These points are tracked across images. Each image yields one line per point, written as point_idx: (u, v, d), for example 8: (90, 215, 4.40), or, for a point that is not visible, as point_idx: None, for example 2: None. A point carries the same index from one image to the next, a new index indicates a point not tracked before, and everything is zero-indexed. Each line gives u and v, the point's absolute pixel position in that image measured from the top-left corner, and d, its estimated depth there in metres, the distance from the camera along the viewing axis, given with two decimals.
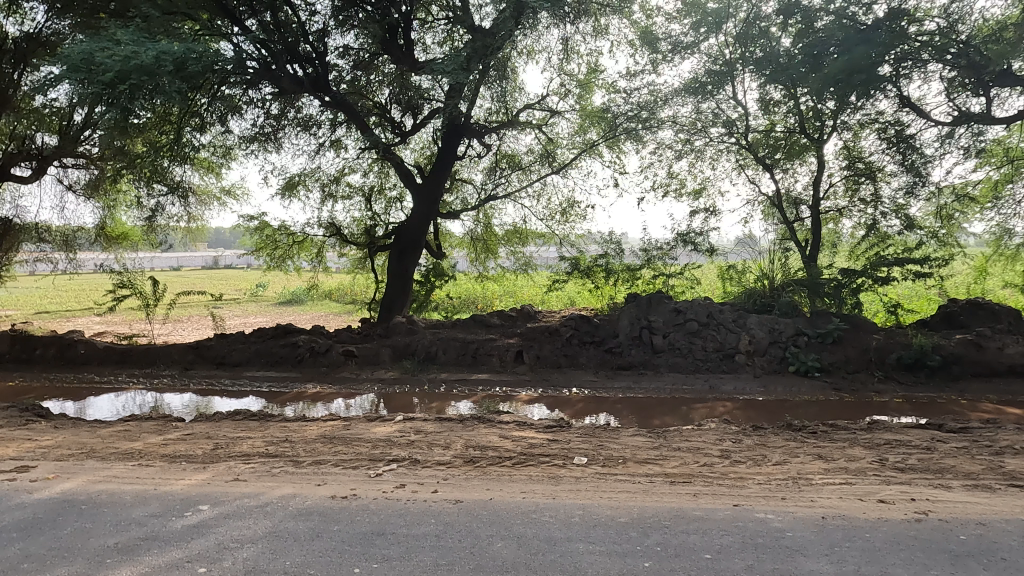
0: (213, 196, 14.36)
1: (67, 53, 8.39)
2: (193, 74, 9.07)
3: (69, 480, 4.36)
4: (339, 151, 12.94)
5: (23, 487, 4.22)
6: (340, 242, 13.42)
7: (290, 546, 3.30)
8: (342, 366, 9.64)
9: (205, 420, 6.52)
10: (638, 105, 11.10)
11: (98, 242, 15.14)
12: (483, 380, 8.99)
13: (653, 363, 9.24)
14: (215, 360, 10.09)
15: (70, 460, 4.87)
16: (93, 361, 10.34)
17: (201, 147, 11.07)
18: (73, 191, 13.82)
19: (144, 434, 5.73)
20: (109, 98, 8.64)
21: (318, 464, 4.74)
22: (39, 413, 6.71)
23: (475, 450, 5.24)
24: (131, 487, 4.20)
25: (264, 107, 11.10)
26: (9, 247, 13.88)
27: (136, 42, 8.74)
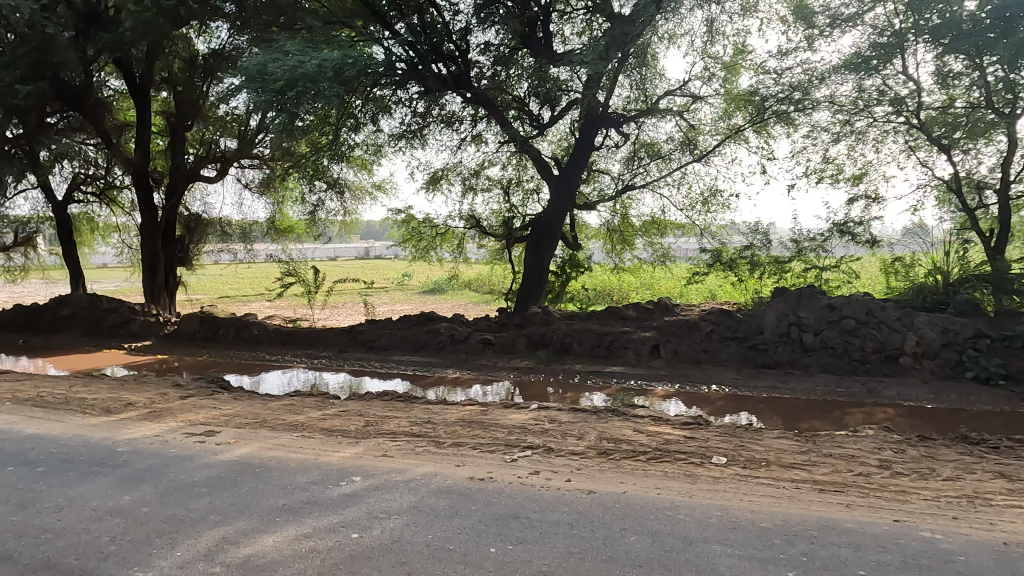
0: (365, 191, 15.43)
1: (246, 66, 9.41)
2: (350, 79, 9.75)
3: (246, 446, 4.93)
4: (479, 145, 13.39)
5: (210, 448, 4.85)
6: (480, 234, 13.92)
7: (431, 521, 3.50)
8: (481, 354, 10.00)
9: (358, 398, 7.07)
10: (789, 86, 10.32)
11: (269, 235, 16.90)
12: (618, 373, 8.91)
13: (802, 363, 8.63)
14: (366, 344, 10.87)
15: (246, 428, 5.50)
16: (264, 341, 11.56)
17: (355, 145, 11.91)
18: (249, 189, 15.53)
19: (307, 408, 6.34)
20: (278, 105, 9.40)
21: (457, 446, 4.97)
22: (221, 385, 7.64)
23: (609, 442, 5.23)
24: (296, 456, 4.67)
25: (411, 106, 11.76)
26: (199, 239, 16.04)
27: (302, 52, 9.60)
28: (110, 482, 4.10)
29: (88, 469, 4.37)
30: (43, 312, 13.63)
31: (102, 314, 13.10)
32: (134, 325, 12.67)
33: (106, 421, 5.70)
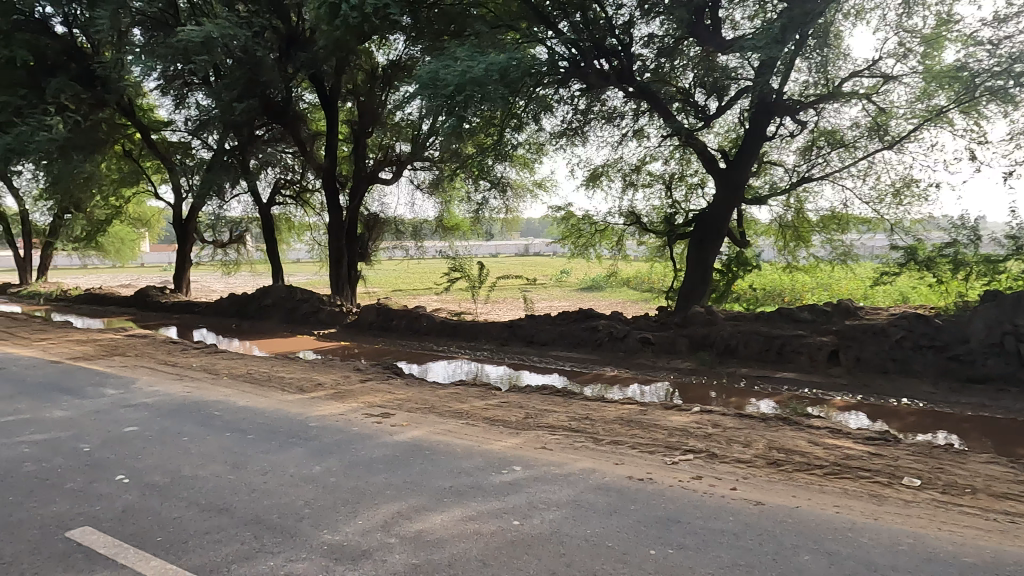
0: (526, 189, 15.81)
1: (420, 74, 10.04)
2: (514, 81, 10.01)
3: (416, 429, 5.29)
4: (641, 140, 13.14)
5: (386, 429, 5.26)
6: (640, 231, 13.69)
7: (589, 516, 3.50)
8: (640, 353, 9.81)
9: (519, 390, 7.28)
10: (1008, 58, 8.88)
11: (437, 232, 17.98)
12: (789, 379, 8.29)
13: (1019, 379, 7.43)
14: (526, 338, 11.14)
15: (417, 412, 5.90)
16: (432, 332, 12.30)
17: (518, 145, 12.24)
18: (420, 189, 16.60)
19: (471, 398, 6.64)
20: (448, 109, 9.93)
21: (615, 444, 4.93)
22: (395, 371, 8.26)
23: (779, 452, 4.88)
24: (461, 442, 4.91)
25: (573, 104, 11.83)
26: (377, 237, 17.48)
27: (470, 57, 10.02)
28: (304, 452, 4.61)
29: (286, 439, 4.94)
30: (251, 301, 15.64)
31: (296, 303, 14.73)
32: (322, 314, 14.09)
33: (300, 399, 6.41)
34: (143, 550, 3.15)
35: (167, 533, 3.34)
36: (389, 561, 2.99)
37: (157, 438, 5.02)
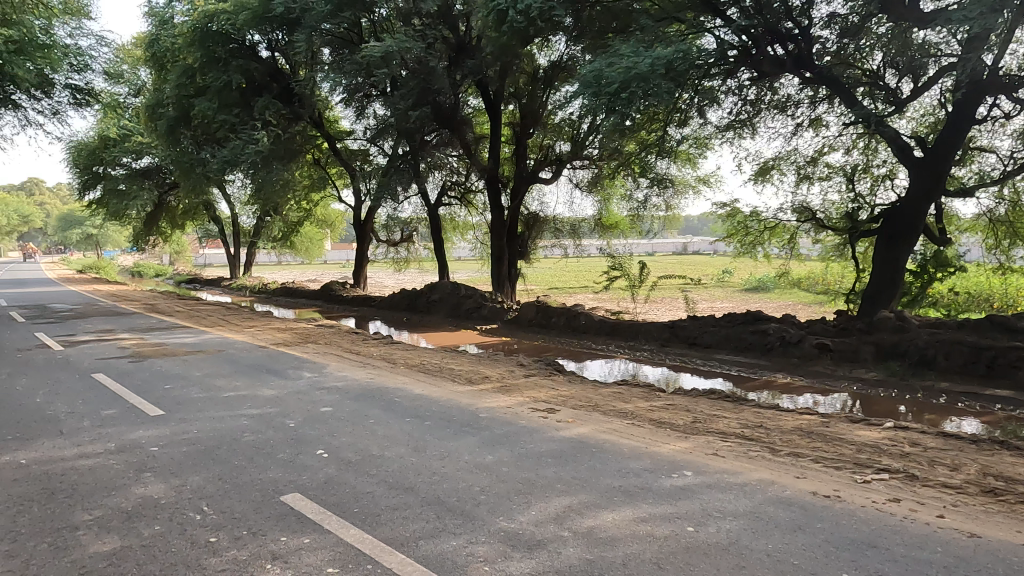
0: (689, 185, 15.28)
1: (584, 73, 10.08)
2: (681, 74, 9.67)
3: (582, 426, 5.33)
4: (818, 129, 12.16)
5: (552, 424, 5.36)
6: (815, 228, 12.69)
7: (770, 529, 3.32)
8: (816, 360, 9.07)
9: (684, 393, 7.06)
10: None
11: (596, 231, 18.11)
12: (1004, 397, 7.22)
13: None
14: (688, 340, 10.78)
15: (582, 410, 5.94)
16: (591, 330, 12.31)
17: (681, 140, 11.86)
18: (579, 188, 16.69)
19: (635, 398, 6.56)
20: (611, 106, 9.85)
21: (795, 456, 4.61)
22: (556, 368, 8.39)
23: (997, 480, 4.26)
24: (628, 442, 4.87)
25: (742, 94, 11.22)
26: (536, 235, 17.90)
27: (636, 53, 9.85)
28: (476, 441, 4.85)
29: (460, 428, 5.23)
30: (420, 296, 16.69)
31: (460, 299, 15.47)
32: (484, 310, 14.66)
33: (469, 390, 6.74)
34: (343, 519, 3.50)
35: (362, 505, 3.68)
36: (563, 553, 3.05)
37: (348, 419, 5.55)
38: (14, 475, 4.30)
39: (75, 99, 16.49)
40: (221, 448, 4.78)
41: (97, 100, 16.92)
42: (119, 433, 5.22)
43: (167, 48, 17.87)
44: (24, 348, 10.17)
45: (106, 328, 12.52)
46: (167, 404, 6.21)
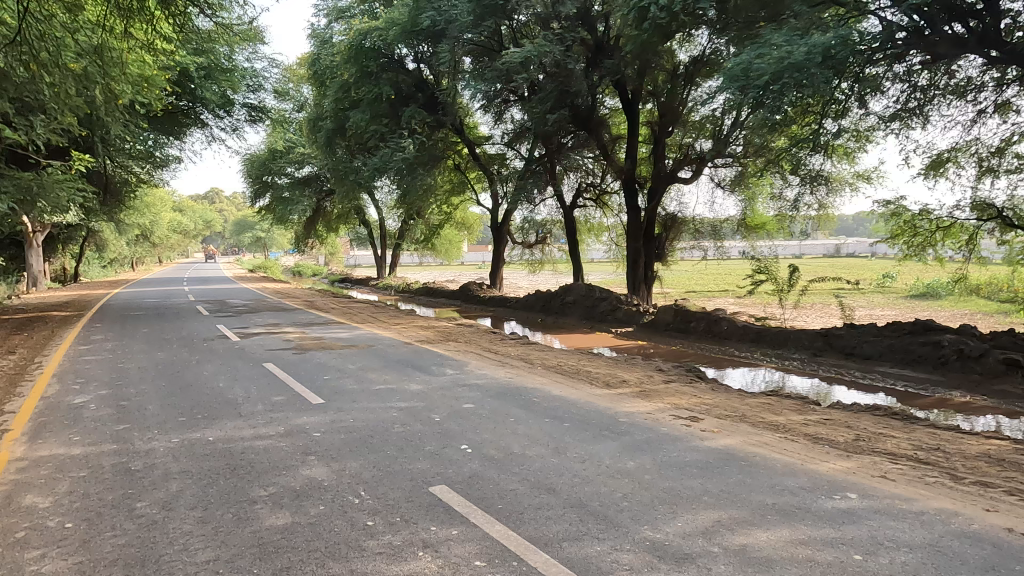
0: (846, 182, 14.09)
1: (731, 67, 9.63)
2: (841, 62, 8.91)
3: (728, 437, 5.07)
4: (1006, 115, 10.70)
5: (696, 434, 5.16)
6: (1001, 227, 11.19)
7: (955, 567, 2.95)
8: (1004, 378, 7.97)
9: (843, 408, 6.50)
10: None
11: (739, 232, 17.53)
12: None
13: None
14: (844, 350, 9.92)
15: (727, 420, 5.66)
16: (733, 337, 11.71)
17: (838, 133, 10.94)
18: (721, 187, 15.99)
19: (786, 410, 6.13)
20: (760, 100, 9.31)
21: (981, 486, 4.07)
22: (698, 375, 8.06)
23: None
24: (781, 457, 4.57)
25: (912, 80, 10.15)
26: (675, 236, 17.45)
27: (789, 41, 9.22)
28: (616, 446, 4.78)
29: (600, 431, 5.19)
30: (554, 298, 16.80)
31: (595, 301, 15.38)
32: (619, 313, 14.44)
33: (608, 394, 6.66)
34: (488, 514, 3.60)
35: (506, 502, 3.76)
36: (714, 569, 2.91)
37: (489, 416, 5.71)
38: (204, 450, 4.87)
39: (250, 116, 18.42)
40: (375, 437, 5.11)
41: (268, 116, 18.78)
42: (287, 418, 5.74)
43: (326, 66, 19.45)
44: (208, 338, 11.52)
45: (274, 322, 13.86)
46: (326, 394, 6.74)
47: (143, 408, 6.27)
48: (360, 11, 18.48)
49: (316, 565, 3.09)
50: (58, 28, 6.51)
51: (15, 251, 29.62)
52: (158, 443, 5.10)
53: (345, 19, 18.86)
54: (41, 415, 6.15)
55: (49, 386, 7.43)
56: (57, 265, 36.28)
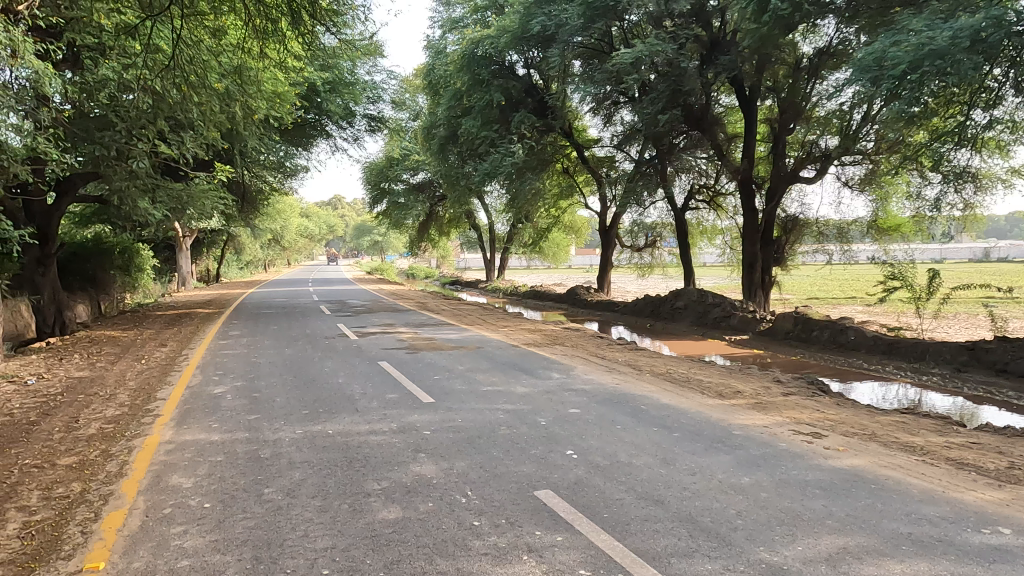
0: (997, 178, 12.66)
1: (862, 57, 9.08)
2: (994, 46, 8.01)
3: (856, 457, 4.69)
4: None
5: (819, 451, 4.81)
6: None
7: None
8: None
9: (994, 431, 5.82)
10: None
11: (869, 234, 16.26)
12: None
13: None
14: (994, 366, 8.90)
15: (855, 438, 5.23)
16: (862, 348, 10.83)
17: (988, 125, 9.86)
18: (849, 186, 14.90)
19: (925, 431, 5.58)
20: (895, 91, 8.60)
21: None
22: (821, 388, 7.53)
23: None
24: (918, 482, 4.16)
25: None
26: (796, 239, 16.52)
27: (931, 26, 8.44)
28: (730, 461, 4.55)
29: (712, 444, 4.97)
30: (664, 303, 16.35)
31: (707, 307, 14.80)
32: (733, 320, 13.80)
33: (720, 404, 6.37)
34: (594, 522, 3.55)
35: (612, 512, 3.70)
36: None
37: (596, 422, 5.63)
38: (324, 442, 5.17)
39: (370, 125, 19.40)
40: (482, 438, 5.19)
41: (386, 126, 19.70)
42: (400, 416, 5.96)
43: (441, 75, 20.13)
44: (330, 336, 12.23)
45: (389, 322, 14.49)
46: (436, 393, 6.94)
47: (272, 400, 6.75)
48: (472, 20, 18.95)
49: (424, 560, 3.19)
50: (205, 52, 7.15)
51: (168, 253, 33.01)
52: (284, 433, 5.47)
53: (458, 29, 19.40)
54: (187, 403, 6.79)
55: (194, 377, 8.20)
56: (202, 266, 40.05)
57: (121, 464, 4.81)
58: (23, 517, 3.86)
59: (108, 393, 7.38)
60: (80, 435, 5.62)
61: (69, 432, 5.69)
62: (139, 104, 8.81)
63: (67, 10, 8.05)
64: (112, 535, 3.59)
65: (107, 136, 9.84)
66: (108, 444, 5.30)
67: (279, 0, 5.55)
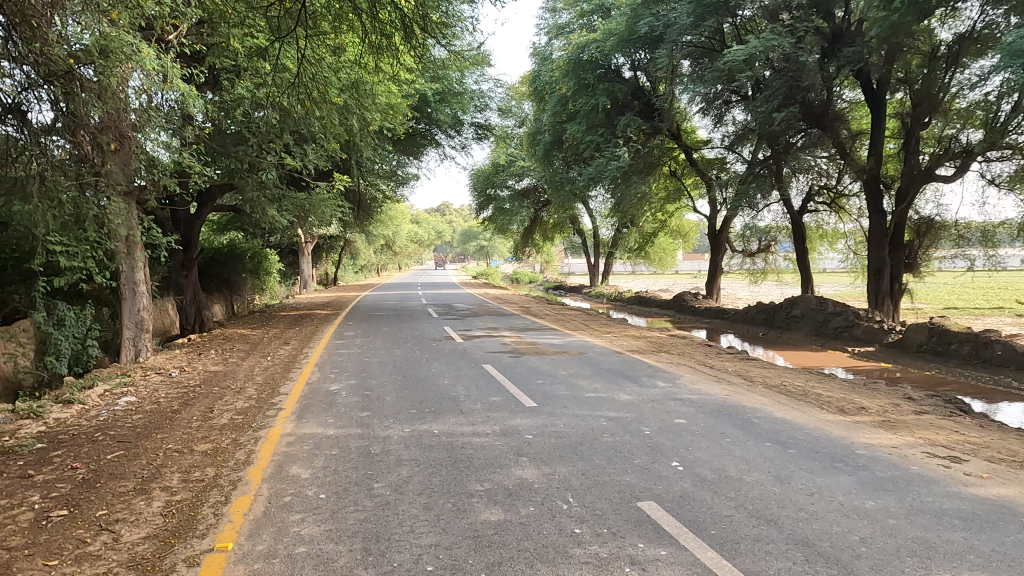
0: None
1: (1011, 42, 8.14)
2: None
3: (1003, 486, 4.20)
4: None
5: (959, 478, 4.35)
6: None
7: None
8: None
9: None
10: None
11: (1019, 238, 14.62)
12: None
13: None
14: None
15: (1002, 465, 4.69)
16: (1010, 365, 9.70)
17: None
18: (996, 184, 13.48)
19: None
20: None
21: None
22: (961, 407, 6.82)
23: None
24: None
25: None
26: (931, 243, 15.22)
27: None
28: (853, 483, 4.22)
29: (832, 463, 4.64)
30: (779, 311, 15.50)
31: (827, 316, 13.86)
32: (857, 330, 12.84)
33: (842, 421, 5.93)
34: (700, 538, 3.42)
35: (719, 528, 3.54)
36: None
37: (703, 434, 5.42)
38: (430, 441, 5.33)
39: (477, 133, 19.86)
40: (584, 445, 5.15)
41: (492, 133, 20.09)
42: (502, 418, 6.04)
43: (546, 81, 20.27)
44: (437, 338, 12.62)
45: (493, 326, 14.75)
46: (538, 397, 6.97)
47: (382, 399, 7.06)
48: (579, 25, 18.94)
49: (525, 564, 3.20)
50: (325, 69, 7.60)
51: (292, 257, 35.51)
52: (393, 431, 5.69)
53: (564, 35, 19.45)
54: (306, 398, 7.24)
55: (313, 374, 8.73)
56: (322, 270, 42.69)
57: (249, 452, 5.21)
58: (166, 496, 4.26)
59: (238, 386, 8.02)
60: (214, 424, 6.14)
61: (205, 421, 6.23)
62: (268, 120, 9.53)
63: (209, 37, 8.86)
64: (239, 518, 3.88)
65: (241, 151, 10.72)
66: (238, 434, 5.75)
67: (393, 16, 5.79)
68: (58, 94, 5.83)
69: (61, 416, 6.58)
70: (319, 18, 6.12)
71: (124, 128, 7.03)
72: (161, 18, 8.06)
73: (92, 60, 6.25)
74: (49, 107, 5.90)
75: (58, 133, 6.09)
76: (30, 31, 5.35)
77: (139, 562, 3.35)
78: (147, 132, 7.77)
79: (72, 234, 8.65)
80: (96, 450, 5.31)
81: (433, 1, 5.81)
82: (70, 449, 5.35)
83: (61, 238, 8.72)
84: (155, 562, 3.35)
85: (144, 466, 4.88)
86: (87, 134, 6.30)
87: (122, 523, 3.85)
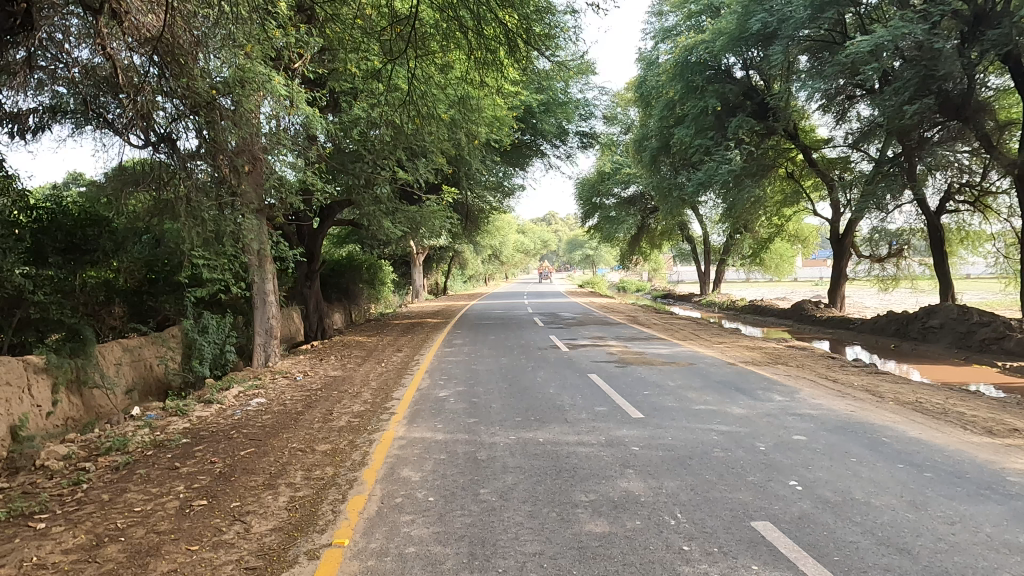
0: None
1: None
2: None
3: None
4: None
5: None
6: None
7: None
8: None
9: None
10: None
11: None
12: None
13: None
14: None
15: None
16: None
17: None
18: None
19: None
20: None
21: None
22: None
23: None
24: None
25: None
26: None
27: None
28: (1001, 513, 3.79)
29: (977, 490, 4.18)
30: (914, 321, 14.22)
31: (971, 327, 12.55)
32: (1008, 342, 11.49)
33: (990, 444, 5.33)
34: (821, 565, 3.19)
35: (844, 555, 3.29)
36: None
37: (826, 452, 5.08)
38: (535, 450, 5.36)
39: (582, 142, 19.86)
40: (694, 459, 4.97)
41: (598, 141, 20.01)
42: (608, 429, 5.96)
43: (652, 86, 19.91)
44: (543, 347, 12.70)
45: (600, 336, 14.61)
46: (645, 409, 6.81)
47: (489, 406, 7.18)
48: (687, 27, 18.51)
49: None
50: (435, 87, 7.92)
51: (405, 269, 37.04)
52: (499, 438, 5.77)
53: (671, 38, 19.07)
54: (417, 403, 7.51)
55: (423, 380, 9.06)
56: (433, 280, 44.22)
57: (364, 453, 5.49)
58: (291, 492, 4.57)
59: (356, 390, 8.47)
60: (334, 426, 6.53)
61: (326, 423, 6.64)
62: (384, 137, 10.02)
63: (330, 62, 9.50)
64: (355, 515, 4.09)
65: (359, 167, 11.40)
66: (355, 436, 6.07)
67: (498, 31, 5.89)
68: (202, 122, 6.44)
69: (202, 414, 7.24)
70: (430, 38, 6.40)
71: (257, 151, 7.65)
72: (288, 48, 8.75)
73: (230, 90, 6.88)
74: (194, 135, 6.52)
75: (202, 158, 6.66)
76: (178, 67, 5.92)
77: (267, 552, 3.61)
78: (276, 153, 8.45)
79: (212, 248, 9.52)
80: (230, 447, 5.80)
81: (537, 15, 5.87)
82: (209, 445, 5.88)
83: (204, 252, 9.63)
84: (280, 553, 3.60)
85: (272, 463, 5.27)
86: (225, 158, 6.81)
87: (252, 514, 4.17)
